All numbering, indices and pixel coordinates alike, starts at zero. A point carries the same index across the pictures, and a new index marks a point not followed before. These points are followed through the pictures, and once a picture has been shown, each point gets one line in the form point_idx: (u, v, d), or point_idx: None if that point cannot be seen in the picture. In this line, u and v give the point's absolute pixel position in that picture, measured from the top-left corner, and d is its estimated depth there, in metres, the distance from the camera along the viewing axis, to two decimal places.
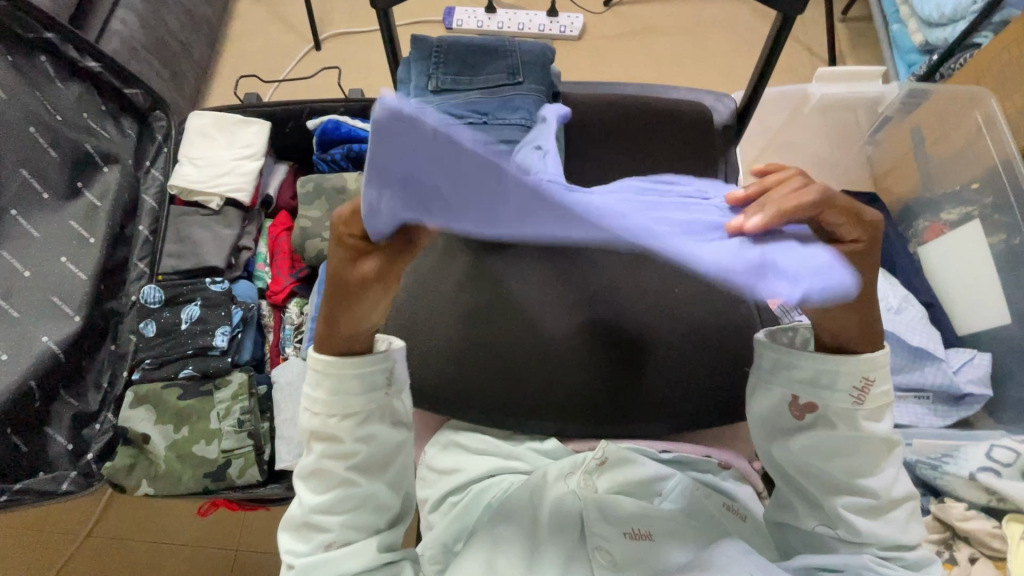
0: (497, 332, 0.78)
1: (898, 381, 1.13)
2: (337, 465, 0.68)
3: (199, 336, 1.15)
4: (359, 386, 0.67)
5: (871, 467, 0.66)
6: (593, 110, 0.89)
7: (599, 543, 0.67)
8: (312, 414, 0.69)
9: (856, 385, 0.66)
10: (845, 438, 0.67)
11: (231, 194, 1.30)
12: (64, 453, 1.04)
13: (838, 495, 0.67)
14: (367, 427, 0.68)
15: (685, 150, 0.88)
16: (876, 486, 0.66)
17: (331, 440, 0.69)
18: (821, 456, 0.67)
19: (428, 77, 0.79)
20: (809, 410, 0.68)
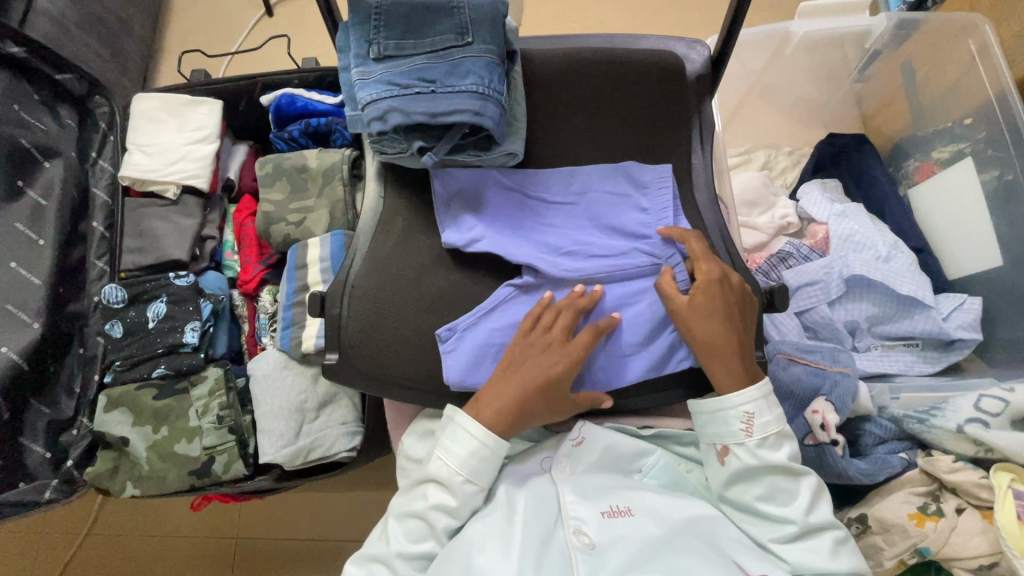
0: None
1: (886, 331, 1.11)
2: (439, 519, 0.67)
3: (169, 333, 1.11)
4: (492, 466, 0.69)
5: (782, 496, 0.66)
6: (555, 66, 0.81)
7: (578, 525, 0.64)
8: (443, 462, 0.69)
9: (745, 418, 0.69)
10: (756, 468, 0.67)
11: (187, 180, 1.22)
12: (43, 461, 1.03)
13: (765, 531, 0.67)
14: (477, 498, 0.69)
15: (655, 106, 0.82)
16: (790, 514, 0.65)
17: (443, 491, 0.68)
18: (740, 493, 0.68)
19: (368, 44, 0.71)
20: (724, 454, 0.69)
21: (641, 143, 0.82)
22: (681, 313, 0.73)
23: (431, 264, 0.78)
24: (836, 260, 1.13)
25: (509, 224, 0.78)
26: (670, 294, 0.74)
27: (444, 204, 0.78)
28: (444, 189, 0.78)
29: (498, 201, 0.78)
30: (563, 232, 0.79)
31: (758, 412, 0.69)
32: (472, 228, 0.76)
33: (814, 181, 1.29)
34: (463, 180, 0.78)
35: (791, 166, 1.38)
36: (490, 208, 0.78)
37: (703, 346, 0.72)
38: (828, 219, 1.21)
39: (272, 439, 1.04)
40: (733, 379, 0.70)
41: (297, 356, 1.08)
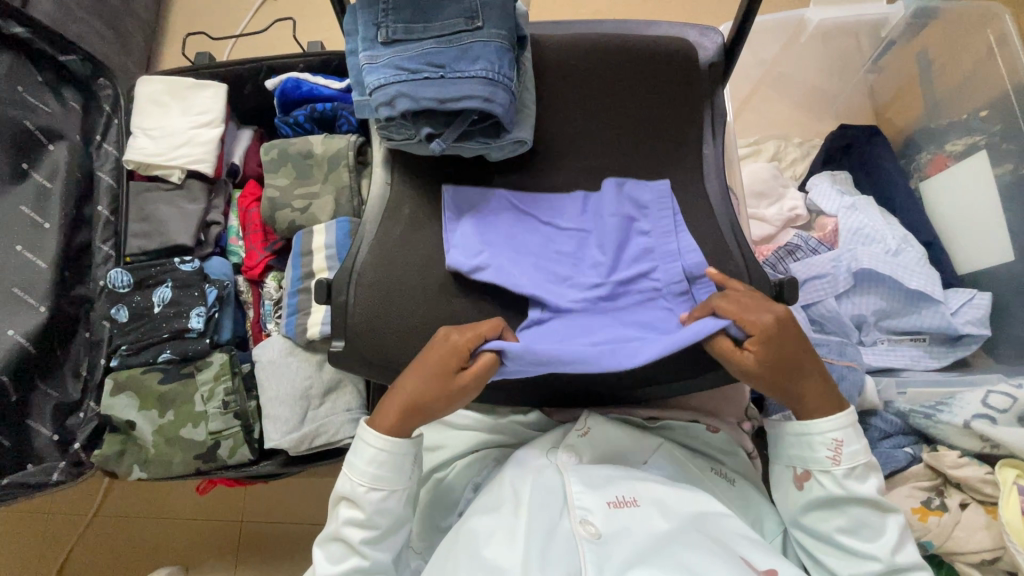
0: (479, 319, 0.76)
1: (892, 325, 1.11)
2: (354, 534, 0.67)
3: (174, 318, 1.11)
4: (396, 466, 0.68)
5: (868, 532, 0.67)
6: (566, 53, 0.80)
7: (585, 514, 0.64)
8: (347, 478, 0.69)
9: (833, 446, 0.68)
10: (841, 500, 0.68)
11: (191, 165, 1.21)
12: (51, 444, 1.04)
13: (847, 564, 0.68)
14: (387, 503, 0.68)
15: (667, 95, 0.81)
16: (874, 551, 0.66)
17: (352, 506, 0.68)
18: (821, 522, 0.69)
19: (377, 28, 0.70)
20: (805, 479, 0.70)
21: (653, 132, 0.80)
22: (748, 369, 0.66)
23: (437, 252, 0.77)
24: (844, 253, 1.12)
25: (517, 238, 0.77)
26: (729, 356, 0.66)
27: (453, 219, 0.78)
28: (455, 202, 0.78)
29: (507, 212, 0.78)
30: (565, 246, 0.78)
31: (846, 438, 0.68)
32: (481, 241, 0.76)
33: (824, 172, 1.28)
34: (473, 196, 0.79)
35: (801, 157, 1.36)
36: (498, 220, 0.78)
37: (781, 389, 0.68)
38: (838, 212, 1.20)
39: (278, 425, 1.04)
40: (819, 408, 0.69)
41: (302, 343, 1.08)
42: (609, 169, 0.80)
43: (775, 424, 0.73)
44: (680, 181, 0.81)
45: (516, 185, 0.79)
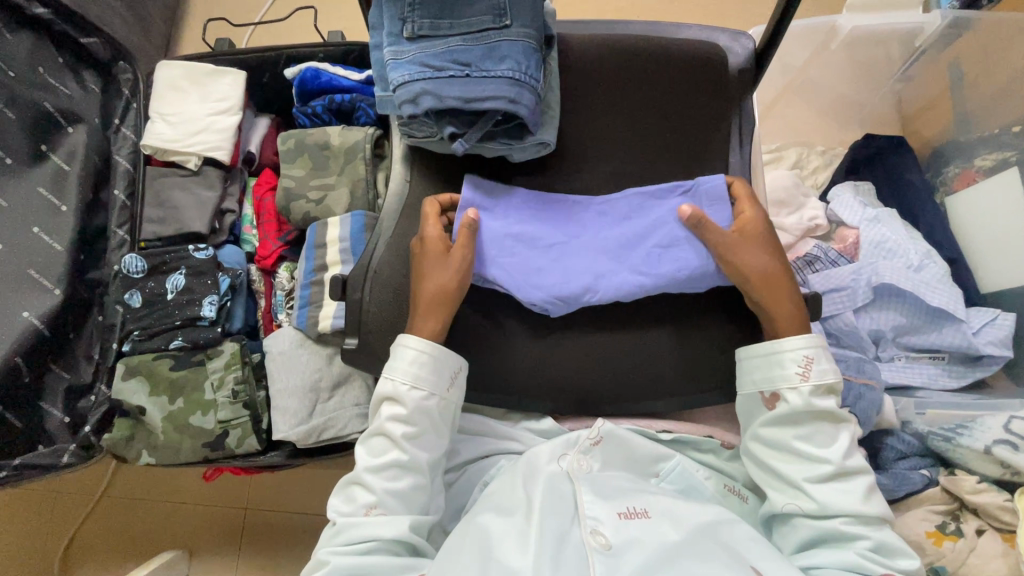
0: (493, 324, 0.75)
1: (911, 342, 1.09)
2: (396, 430, 0.67)
3: (186, 306, 1.11)
4: (437, 369, 0.69)
5: (823, 437, 0.67)
6: (593, 53, 0.78)
7: (595, 524, 0.63)
8: (389, 376, 0.69)
9: (803, 362, 0.68)
10: (802, 411, 0.67)
11: (208, 152, 1.21)
12: (62, 426, 1.05)
13: (798, 470, 0.67)
14: (428, 403, 0.68)
15: (694, 101, 0.79)
16: (828, 455, 0.66)
17: (394, 404, 0.68)
18: (780, 433, 0.68)
19: (402, 23, 0.69)
20: (774, 400, 0.69)
21: (677, 139, 0.79)
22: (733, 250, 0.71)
23: None
24: (865, 266, 1.11)
25: (541, 245, 0.73)
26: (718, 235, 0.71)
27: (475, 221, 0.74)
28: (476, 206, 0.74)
29: (532, 218, 0.75)
30: (589, 256, 0.73)
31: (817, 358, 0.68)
32: (503, 248, 0.72)
33: (846, 182, 1.25)
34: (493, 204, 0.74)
35: (823, 165, 1.35)
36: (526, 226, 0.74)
37: (762, 286, 0.71)
38: (860, 224, 1.18)
39: (287, 416, 1.04)
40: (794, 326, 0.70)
41: (314, 335, 1.08)
42: (632, 176, 0.78)
43: (746, 350, 0.72)
44: None
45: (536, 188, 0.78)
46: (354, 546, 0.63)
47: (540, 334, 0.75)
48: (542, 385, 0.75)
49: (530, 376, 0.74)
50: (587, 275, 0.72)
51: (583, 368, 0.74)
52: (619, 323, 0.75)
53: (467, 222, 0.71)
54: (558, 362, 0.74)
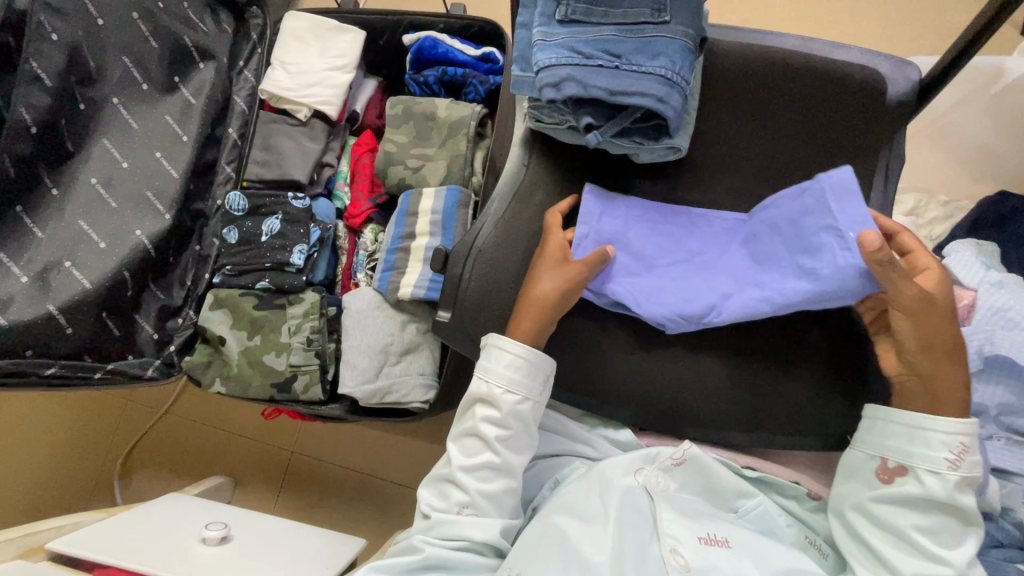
0: (589, 325, 0.73)
1: (1017, 424, 1.00)
2: (490, 432, 0.67)
3: (278, 250, 1.15)
4: (533, 373, 0.67)
5: (947, 536, 0.63)
6: (742, 63, 0.74)
7: (674, 544, 0.61)
8: (482, 379, 0.68)
9: (956, 451, 0.62)
10: (927, 500, 0.63)
11: (319, 106, 1.24)
12: (150, 341, 1.11)
13: (908, 563, 0.63)
14: (521, 409, 0.67)
15: (841, 128, 0.73)
16: (948, 557, 0.62)
17: (488, 406, 0.68)
18: (894, 515, 0.65)
19: (556, 4, 0.67)
20: (899, 472, 0.65)
21: (815, 166, 0.74)
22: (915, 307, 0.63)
23: None
24: (979, 332, 1.03)
25: (663, 263, 0.71)
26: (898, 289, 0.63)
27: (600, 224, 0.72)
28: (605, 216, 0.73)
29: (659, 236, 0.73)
30: (714, 274, 0.70)
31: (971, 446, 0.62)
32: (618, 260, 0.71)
33: (969, 240, 1.17)
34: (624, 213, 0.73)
35: (942, 217, 1.25)
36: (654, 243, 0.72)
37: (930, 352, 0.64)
38: (979, 286, 1.09)
39: (355, 373, 1.07)
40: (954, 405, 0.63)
41: (392, 300, 1.09)
42: (756, 197, 0.74)
43: (884, 410, 0.67)
44: None
45: (656, 193, 0.75)
46: (447, 541, 0.65)
47: (634, 341, 0.72)
48: (627, 395, 0.72)
49: (618, 383, 0.72)
50: (711, 294, 0.68)
51: (672, 386, 0.72)
52: (717, 345, 0.72)
53: (603, 254, 0.68)
54: (658, 380, 0.72)
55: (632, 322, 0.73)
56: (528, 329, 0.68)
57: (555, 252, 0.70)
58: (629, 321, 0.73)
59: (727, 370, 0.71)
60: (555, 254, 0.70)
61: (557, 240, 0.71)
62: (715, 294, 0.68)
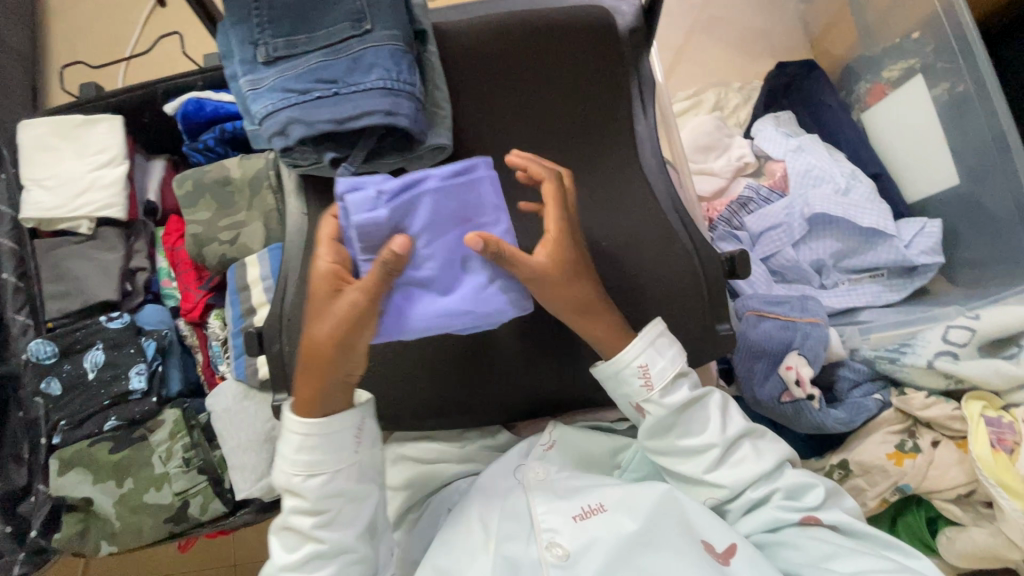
0: (419, 349, 0.71)
1: (849, 266, 1.11)
2: (304, 523, 0.61)
3: (112, 382, 1.03)
4: (330, 446, 0.61)
5: (697, 425, 0.65)
6: (475, 40, 0.72)
7: (552, 536, 0.62)
8: (280, 469, 0.62)
9: (642, 373, 0.64)
10: (669, 415, 0.65)
11: (100, 212, 1.11)
12: (4, 537, 0.97)
13: (695, 465, 0.65)
14: (333, 484, 0.61)
15: (589, 69, 0.74)
16: (710, 438, 0.65)
17: (294, 495, 0.62)
18: (660, 441, 0.66)
19: (254, 46, 0.62)
20: (638, 409, 0.66)
21: (580, 115, 0.74)
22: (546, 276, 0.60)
23: None
24: (796, 200, 1.13)
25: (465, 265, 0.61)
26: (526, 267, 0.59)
27: (360, 257, 0.58)
28: (362, 245, 0.58)
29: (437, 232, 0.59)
30: None
31: (651, 359, 0.65)
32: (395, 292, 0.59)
33: (767, 115, 1.28)
34: (384, 216, 0.57)
35: (743, 103, 1.34)
36: (439, 244, 0.59)
37: (579, 302, 0.63)
38: (784, 155, 1.20)
39: (246, 474, 0.99)
40: (609, 343, 0.65)
41: (258, 383, 1.03)
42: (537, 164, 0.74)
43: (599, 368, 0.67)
44: (615, 165, 0.74)
45: None
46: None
47: (472, 347, 0.72)
48: (489, 398, 0.72)
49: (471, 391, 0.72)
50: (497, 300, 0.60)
51: (520, 377, 0.72)
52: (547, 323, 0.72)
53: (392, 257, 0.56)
54: (508, 371, 0.72)
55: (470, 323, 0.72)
56: (338, 393, 0.61)
57: (327, 278, 0.59)
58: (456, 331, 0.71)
59: (570, 335, 0.72)
60: (326, 283, 0.59)
61: (323, 264, 0.59)
62: (493, 302, 0.60)
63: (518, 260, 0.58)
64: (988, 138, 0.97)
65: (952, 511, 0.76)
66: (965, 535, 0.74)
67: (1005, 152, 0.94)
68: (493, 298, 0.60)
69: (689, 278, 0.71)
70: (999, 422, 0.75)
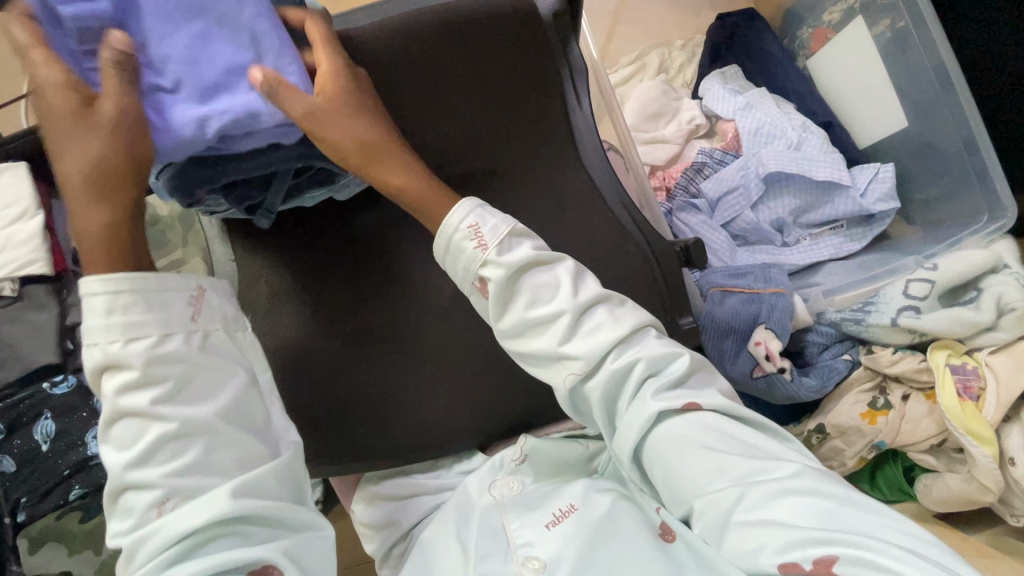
0: (377, 385, 0.68)
1: (810, 221, 1.10)
2: (142, 401, 0.51)
3: (69, 450, 0.98)
4: (153, 301, 0.52)
5: (546, 291, 0.57)
6: (388, 45, 0.64)
7: (527, 551, 0.60)
8: (92, 343, 0.51)
9: (474, 235, 0.57)
10: (512, 280, 0.56)
11: (22, 271, 1.03)
12: None
13: (550, 339, 0.56)
14: (169, 344, 0.53)
15: (517, 64, 0.68)
16: (560, 305, 0.56)
17: (120, 373, 0.51)
18: (510, 312, 0.57)
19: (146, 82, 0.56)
20: (484, 287, 0.57)
21: (513, 117, 0.71)
22: (317, 122, 0.55)
23: (310, 330, 0.68)
24: (751, 159, 1.11)
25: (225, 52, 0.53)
26: (288, 102, 0.54)
27: (82, 64, 0.51)
28: (77, 45, 0.51)
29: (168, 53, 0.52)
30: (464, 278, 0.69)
31: (483, 220, 0.57)
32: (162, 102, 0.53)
33: (714, 71, 1.24)
34: (101, 9, 0.50)
35: (687, 61, 1.30)
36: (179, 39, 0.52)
37: (357, 154, 0.58)
38: (734, 115, 1.17)
39: None
40: (421, 187, 0.60)
41: None
42: (475, 177, 0.71)
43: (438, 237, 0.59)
44: (553, 167, 0.72)
45: (382, 223, 0.69)
46: (154, 563, 0.49)
47: (433, 373, 0.69)
48: (460, 423, 0.70)
49: (439, 418, 0.69)
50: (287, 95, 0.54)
51: (489, 397, 0.70)
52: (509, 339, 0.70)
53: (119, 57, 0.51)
54: (474, 393, 0.70)
55: (427, 346, 0.69)
56: (99, 255, 0.52)
57: (64, 92, 0.50)
58: (412, 357, 0.69)
59: None
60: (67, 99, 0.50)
61: (53, 76, 0.50)
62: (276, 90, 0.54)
63: (292, 94, 0.54)
64: (931, 74, 0.94)
65: (928, 460, 0.78)
66: (941, 482, 0.76)
67: (948, 87, 0.92)
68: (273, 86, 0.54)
69: (645, 276, 0.70)
70: (964, 369, 0.75)
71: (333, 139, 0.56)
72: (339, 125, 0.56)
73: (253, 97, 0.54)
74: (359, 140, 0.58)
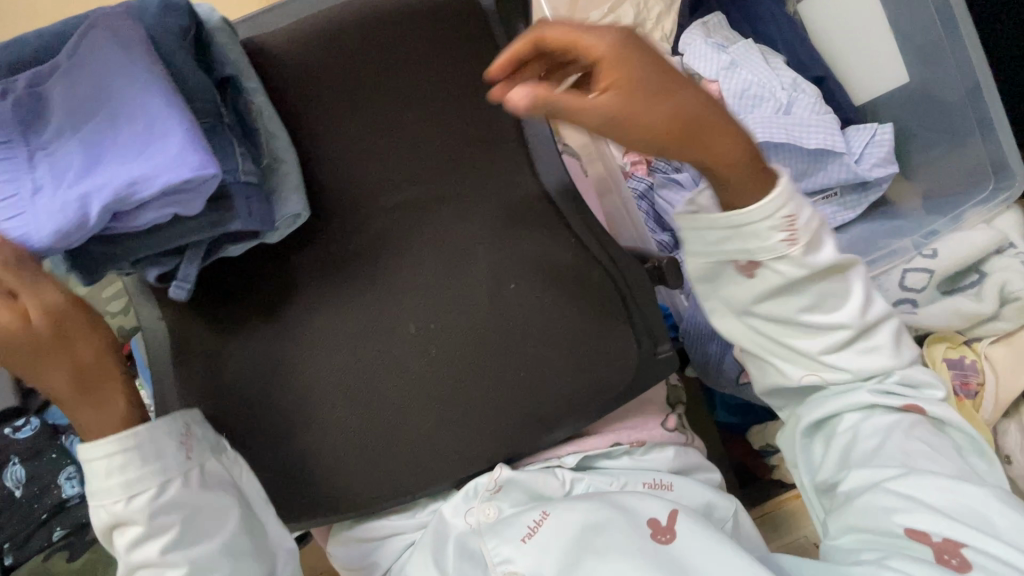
0: (328, 441, 0.62)
1: (804, 189, 0.99)
2: (153, 549, 0.54)
3: (42, 494, 0.94)
4: (143, 461, 0.54)
5: (831, 299, 0.60)
6: (290, 47, 0.51)
7: (506, 567, 0.61)
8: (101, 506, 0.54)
9: (746, 255, 0.58)
10: (800, 278, 0.58)
11: None
12: None
13: (815, 343, 0.62)
14: (168, 498, 0.55)
15: (454, 58, 0.54)
16: (844, 318, 0.60)
17: (128, 527, 0.54)
18: (780, 307, 0.60)
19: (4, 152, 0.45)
20: (750, 267, 0.58)
21: (454, 127, 0.57)
22: (611, 124, 0.47)
23: (250, 389, 0.61)
24: None
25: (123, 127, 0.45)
26: (570, 110, 0.45)
27: None
28: None
29: (62, 121, 0.45)
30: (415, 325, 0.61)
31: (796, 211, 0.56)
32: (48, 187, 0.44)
33: (695, 23, 1.11)
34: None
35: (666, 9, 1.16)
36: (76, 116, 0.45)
37: (671, 143, 0.49)
38: (717, 76, 1.04)
39: None
40: (744, 153, 0.53)
41: None
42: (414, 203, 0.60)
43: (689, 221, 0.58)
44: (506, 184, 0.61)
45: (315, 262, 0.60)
46: None
47: (389, 427, 0.62)
48: (420, 476, 0.64)
49: (399, 472, 0.63)
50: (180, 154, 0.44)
51: (451, 448, 0.63)
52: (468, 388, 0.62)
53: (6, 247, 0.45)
54: (433, 450, 0.63)
55: (379, 399, 0.62)
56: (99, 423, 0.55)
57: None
58: (364, 412, 0.62)
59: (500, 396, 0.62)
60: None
61: None
62: (163, 151, 0.44)
63: (580, 105, 0.45)
64: (936, 25, 0.85)
65: None
66: None
67: (953, 35, 0.83)
68: (163, 148, 0.44)
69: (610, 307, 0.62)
70: (962, 364, 0.75)
71: (639, 133, 0.48)
72: (644, 108, 0.47)
73: (138, 164, 0.44)
74: (629, 138, 0.48)
